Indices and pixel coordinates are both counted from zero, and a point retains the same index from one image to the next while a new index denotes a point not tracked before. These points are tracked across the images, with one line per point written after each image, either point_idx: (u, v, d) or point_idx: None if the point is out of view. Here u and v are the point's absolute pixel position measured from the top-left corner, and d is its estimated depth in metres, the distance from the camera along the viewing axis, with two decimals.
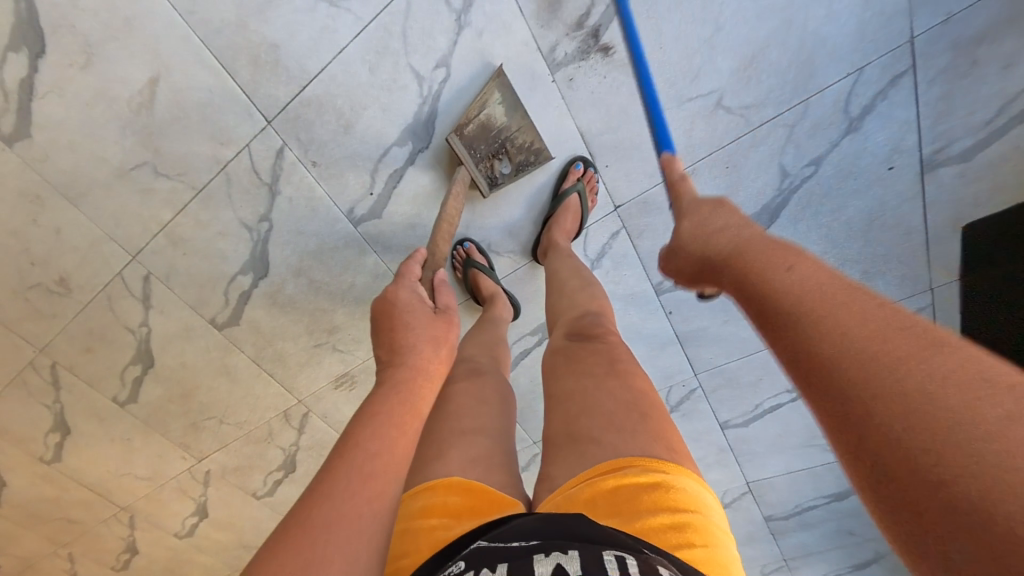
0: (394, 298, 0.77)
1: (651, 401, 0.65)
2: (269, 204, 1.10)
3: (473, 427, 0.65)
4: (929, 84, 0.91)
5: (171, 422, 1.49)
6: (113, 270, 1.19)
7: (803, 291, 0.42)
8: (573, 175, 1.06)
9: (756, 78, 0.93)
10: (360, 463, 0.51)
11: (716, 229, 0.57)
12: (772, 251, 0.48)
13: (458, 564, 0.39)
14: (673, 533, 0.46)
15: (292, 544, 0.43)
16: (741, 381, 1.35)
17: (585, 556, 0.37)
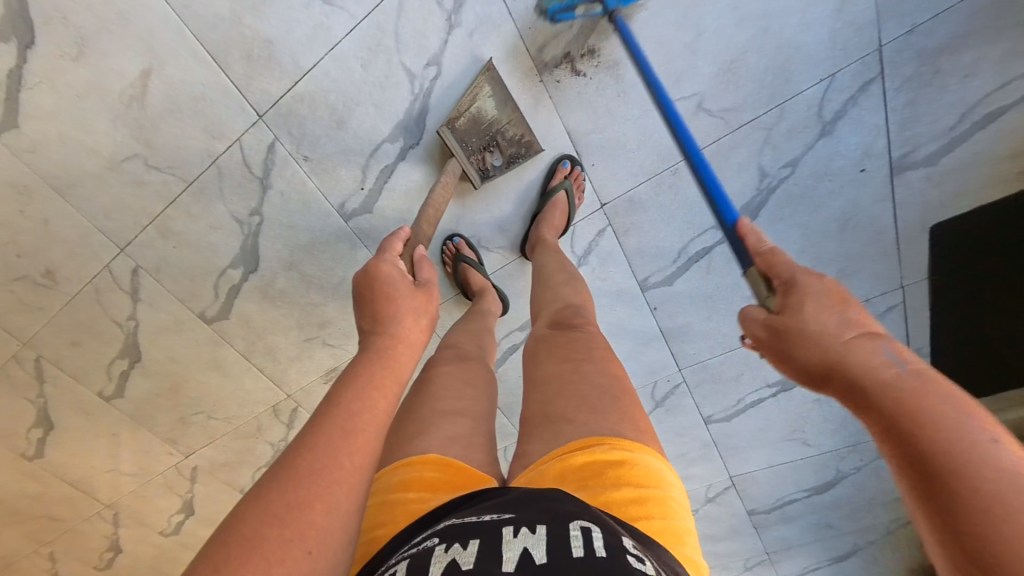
0: (376, 271, 0.74)
1: (626, 385, 0.68)
2: (261, 197, 1.11)
3: (455, 408, 0.70)
4: (897, 91, 0.95)
5: (159, 416, 1.48)
6: (102, 262, 1.19)
7: (1000, 479, 0.39)
8: (560, 173, 1.09)
9: (736, 82, 0.97)
10: (343, 420, 0.51)
11: (858, 347, 0.53)
12: (949, 406, 0.45)
13: (433, 538, 0.43)
14: (632, 506, 0.51)
15: (276, 488, 0.43)
16: (723, 376, 1.39)
17: (551, 535, 0.40)
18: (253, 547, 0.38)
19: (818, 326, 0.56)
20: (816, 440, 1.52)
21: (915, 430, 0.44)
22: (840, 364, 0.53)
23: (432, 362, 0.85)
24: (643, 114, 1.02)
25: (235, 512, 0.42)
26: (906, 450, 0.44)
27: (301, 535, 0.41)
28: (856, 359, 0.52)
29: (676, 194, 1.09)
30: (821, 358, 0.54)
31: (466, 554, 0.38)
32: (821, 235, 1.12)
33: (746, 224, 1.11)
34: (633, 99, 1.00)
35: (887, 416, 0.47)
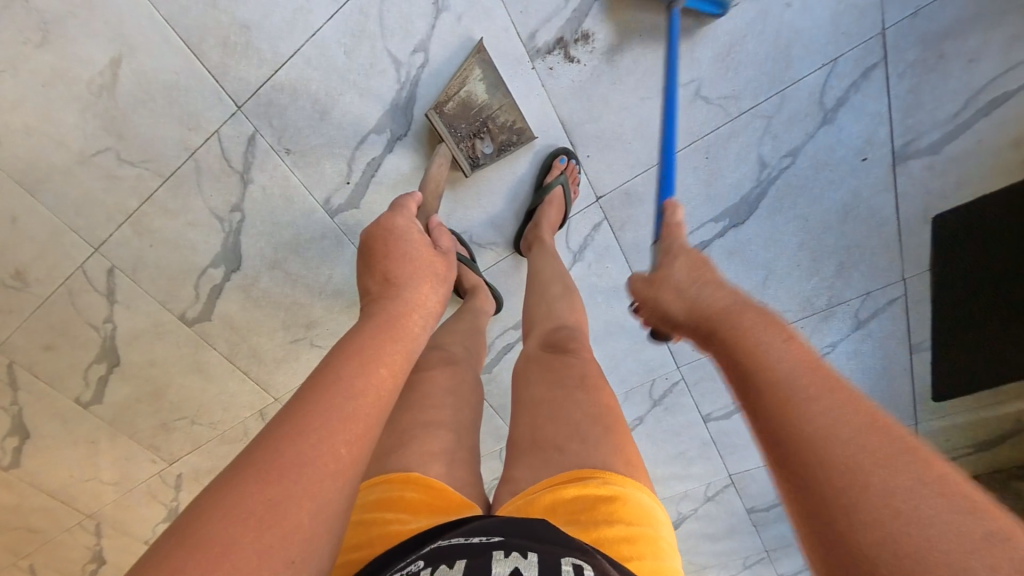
0: (390, 224, 0.72)
1: (616, 415, 0.69)
2: (241, 192, 1.06)
3: (436, 421, 0.71)
4: (900, 76, 0.93)
5: (140, 422, 1.42)
6: (75, 262, 1.13)
7: (783, 365, 0.46)
8: (556, 168, 1.05)
9: (735, 68, 0.94)
10: (340, 399, 0.46)
11: (699, 282, 0.65)
12: (754, 315, 0.55)
13: (416, 562, 0.43)
14: (624, 545, 0.51)
15: (256, 481, 0.39)
16: (722, 374, 1.36)
17: (542, 563, 0.41)
18: (220, 556, 0.34)
19: (665, 266, 0.70)
20: None
21: (733, 340, 0.52)
22: (672, 306, 0.65)
23: (418, 364, 0.83)
24: (639, 102, 0.98)
25: (206, 496, 0.38)
26: (725, 358, 0.52)
27: (282, 541, 0.37)
28: (683, 295, 0.64)
29: (675, 186, 1.05)
30: (674, 296, 0.65)
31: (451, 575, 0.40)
32: (820, 227, 1.09)
33: (745, 216, 1.08)
34: (629, 87, 0.97)
35: (703, 326, 0.59)
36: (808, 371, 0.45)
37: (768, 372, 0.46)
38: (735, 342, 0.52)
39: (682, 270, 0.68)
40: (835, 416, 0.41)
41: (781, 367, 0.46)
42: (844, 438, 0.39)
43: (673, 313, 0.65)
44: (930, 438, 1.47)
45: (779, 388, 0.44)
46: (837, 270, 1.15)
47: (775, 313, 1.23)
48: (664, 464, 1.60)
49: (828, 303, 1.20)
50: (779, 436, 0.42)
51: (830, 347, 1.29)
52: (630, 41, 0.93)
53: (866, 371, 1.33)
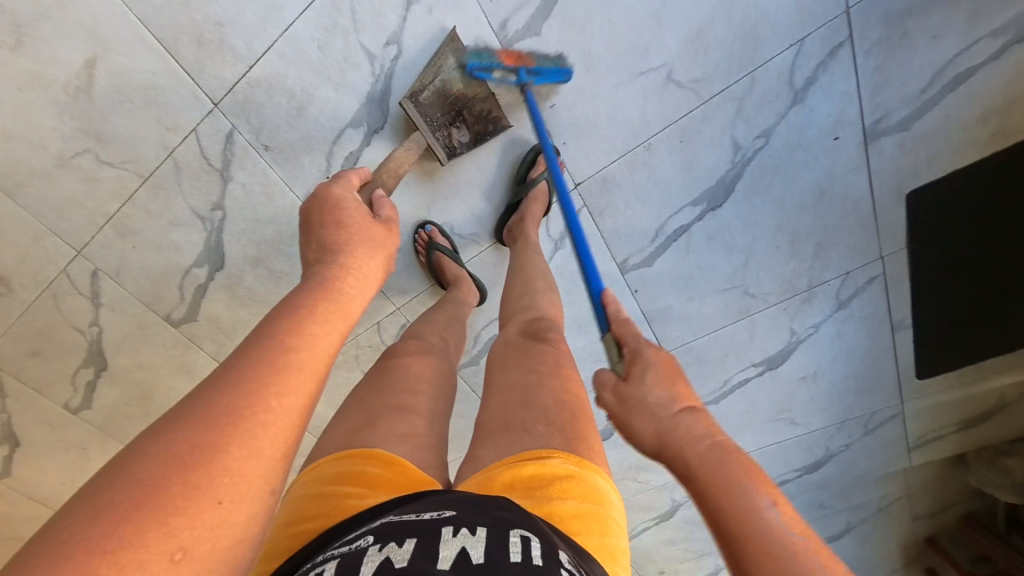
0: (326, 194, 0.73)
1: (580, 401, 0.79)
2: (222, 190, 1.07)
3: (405, 406, 0.80)
4: (867, 54, 0.94)
5: (131, 426, 1.43)
6: (58, 266, 1.14)
7: (774, 538, 0.48)
8: (540, 164, 1.10)
9: (704, 51, 0.95)
10: (270, 357, 0.49)
11: (684, 418, 0.59)
12: (745, 474, 0.53)
13: (367, 537, 0.52)
14: (574, 521, 0.62)
15: (184, 430, 0.42)
16: (708, 359, 1.38)
17: (490, 539, 0.50)
18: (146, 495, 0.37)
19: (644, 394, 0.62)
20: (804, 420, 1.52)
21: (719, 502, 0.51)
22: (661, 440, 0.59)
23: (392, 351, 0.93)
24: (612, 88, 0.99)
25: (139, 444, 0.41)
26: (709, 512, 0.52)
27: (211, 482, 0.39)
28: (671, 430, 0.58)
29: (651, 172, 1.07)
30: (657, 432, 0.59)
31: (400, 552, 0.47)
32: (796, 208, 1.11)
33: (722, 199, 1.10)
34: (601, 74, 0.98)
35: (695, 473, 0.55)
36: (799, 551, 0.47)
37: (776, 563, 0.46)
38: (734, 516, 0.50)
39: (665, 398, 0.61)
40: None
41: (773, 544, 0.48)
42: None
43: (656, 446, 0.59)
44: (917, 417, 1.49)
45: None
46: (815, 251, 1.17)
47: (757, 296, 1.25)
48: None
49: (809, 284, 1.22)
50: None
51: (813, 328, 1.30)
52: (602, 25, 0.93)
53: (850, 351, 1.35)
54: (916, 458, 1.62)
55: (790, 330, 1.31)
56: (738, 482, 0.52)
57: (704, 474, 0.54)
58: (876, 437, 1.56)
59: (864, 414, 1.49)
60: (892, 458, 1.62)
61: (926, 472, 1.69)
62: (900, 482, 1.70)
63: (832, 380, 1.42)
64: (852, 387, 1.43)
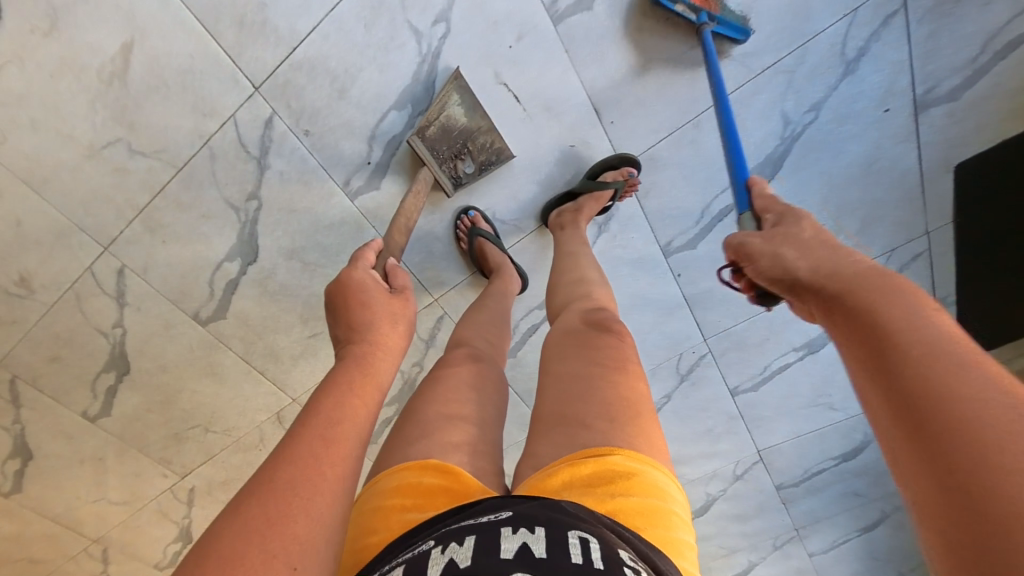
0: (348, 279, 0.72)
1: (641, 397, 0.73)
2: (258, 178, 1.04)
3: (460, 415, 0.74)
4: (919, 23, 0.99)
5: (151, 435, 1.36)
6: (83, 264, 1.09)
7: (926, 327, 0.43)
8: (620, 172, 1.08)
9: (754, 24, 1.00)
10: (319, 429, 0.51)
11: (833, 249, 0.60)
12: (906, 289, 0.48)
13: (427, 542, 0.48)
14: (639, 517, 0.56)
15: (256, 503, 0.43)
16: (749, 344, 1.35)
17: (549, 537, 0.45)
18: (233, 565, 0.38)
19: (791, 234, 0.65)
20: (843, 404, 1.49)
21: (870, 302, 0.48)
22: (815, 262, 0.59)
23: (443, 362, 0.88)
24: (663, 64, 1.03)
25: (215, 526, 0.42)
26: (849, 317, 0.49)
27: (284, 547, 0.41)
28: (826, 254, 0.59)
29: (699, 149, 1.09)
30: (805, 260, 0.60)
31: (462, 551, 0.44)
32: (840, 181, 1.13)
33: (768, 176, 1.12)
34: (652, 49, 1.02)
35: (841, 277, 0.53)
36: (954, 341, 0.42)
37: (913, 336, 0.43)
38: (873, 305, 0.47)
39: (815, 238, 0.63)
40: (975, 378, 0.38)
41: (904, 323, 0.45)
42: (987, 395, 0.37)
43: (810, 267, 0.59)
44: None
45: (918, 351, 0.42)
46: (858, 227, 1.18)
47: None
48: (691, 442, 1.57)
49: None
50: (912, 390, 0.40)
51: None
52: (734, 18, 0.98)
53: None
54: None
55: None
56: (885, 284, 0.49)
57: (851, 277, 0.52)
58: None
59: None
60: None
61: None
62: None
63: None
64: None
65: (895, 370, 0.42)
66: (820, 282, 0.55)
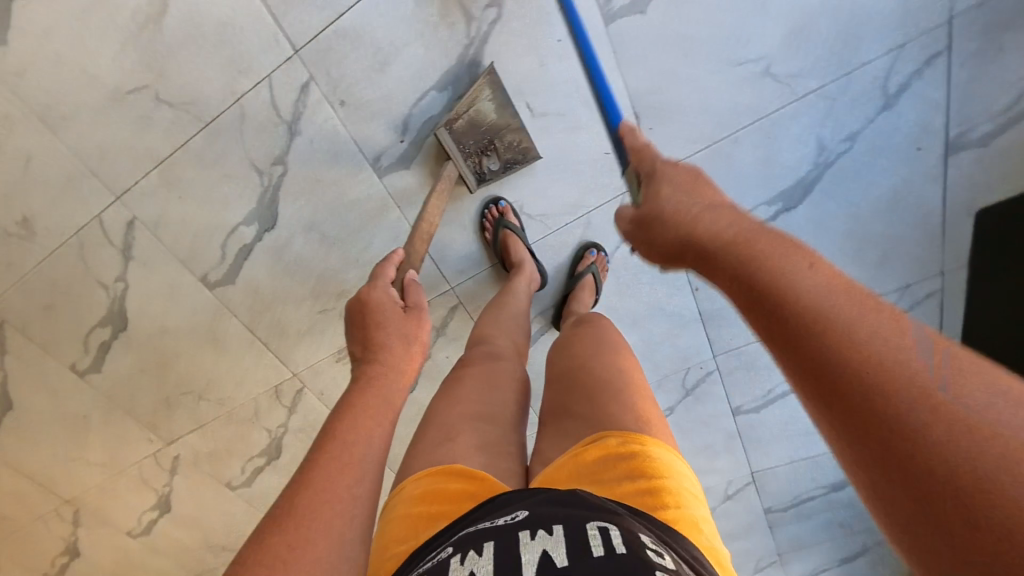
0: (366, 299, 0.72)
1: (634, 379, 0.71)
2: (287, 144, 1.01)
3: (482, 415, 0.71)
4: (960, 66, 1.00)
5: (140, 397, 1.31)
6: (92, 211, 1.04)
7: (817, 293, 0.40)
8: (587, 259, 1.19)
9: (803, 47, 1.00)
10: (336, 455, 0.53)
11: (705, 204, 0.53)
12: (792, 253, 0.44)
13: (447, 550, 0.46)
14: (648, 496, 0.54)
15: (280, 530, 0.46)
16: (757, 364, 1.36)
17: (567, 536, 0.42)
18: None
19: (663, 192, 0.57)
20: None
21: (773, 286, 0.42)
22: (697, 226, 0.51)
23: (464, 360, 0.86)
24: (707, 75, 1.02)
25: (245, 550, 0.45)
26: (739, 276, 0.45)
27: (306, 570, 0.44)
28: (707, 209, 0.52)
29: (730, 164, 1.10)
30: (681, 232, 0.53)
31: (483, 564, 0.40)
32: (867, 214, 1.14)
33: (798, 200, 1.13)
34: (699, 59, 1.01)
35: (731, 247, 0.47)
36: (858, 308, 0.39)
37: (832, 324, 0.38)
38: (783, 293, 0.41)
39: (688, 194, 0.55)
40: (890, 365, 0.35)
41: (808, 303, 0.40)
42: (912, 382, 0.34)
43: (694, 234, 0.51)
44: None
45: (821, 318, 0.39)
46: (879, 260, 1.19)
47: None
48: (688, 457, 1.57)
49: None
50: (862, 412, 0.35)
51: None
52: None
53: None
54: None
55: None
56: (776, 252, 0.44)
57: (744, 248, 0.46)
58: None
59: None
60: None
61: None
62: None
63: None
64: None
65: (808, 349, 0.38)
66: (711, 250, 0.48)
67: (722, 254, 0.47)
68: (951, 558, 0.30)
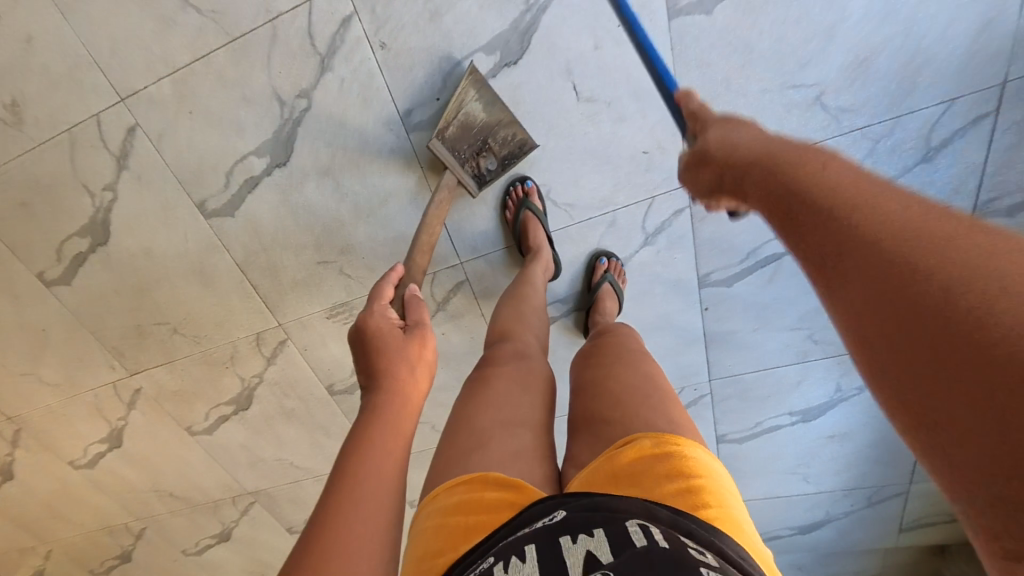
0: (363, 326, 0.69)
1: (661, 384, 0.70)
2: (316, 78, 0.95)
3: (514, 419, 0.67)
4: (1005, 132, 0.96)
5: (110, 319, 1.23)
6: (89, 109, 0.96)
7: (834, 184, 0.43)
8: (599, 268, 1.17)
9: (862, 81, 0.94)
10: (346, 495, 0.50)
11: (752, 138, 0.58)
12: (823, 161, 0.46)
13: (489, 559, 0.44)
14: (688, 496, 0.52)
15: None
16: (752, 395, 1.34)
17: (608, 534, 0.43)
18: None
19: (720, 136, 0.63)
20: (817, 479, 1.51)
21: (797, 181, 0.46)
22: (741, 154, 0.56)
23: (491, 359, 0.83)
24: (761, 92, 0.97)
25: None
26: (773, 190, 0.49)
27: None
28: (756, 141, 0.57)
29: None
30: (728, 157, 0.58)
31: (527, 567, 0.41)
32: None
33: None
34: (756, 75, 0.95)
35: (764, 164, 0.52)
36: (875, 195, 0.40)
37: (843, 203, 0.41)
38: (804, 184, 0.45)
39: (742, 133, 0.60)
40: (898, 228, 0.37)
41: (822, 188, 0.43)
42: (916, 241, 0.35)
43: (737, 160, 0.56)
44: (919, 498, 1.51)
45: (838, 201, 0.41)
46: None
47: (820, 344, 1.24)
48: None
49: None
50: (856, 262, 0.37)
51: (859, 390, 1.30)
52: None
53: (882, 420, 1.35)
54: (902, 539, 1.65)
55: (837, 386, 1.30)
56: (808, 159, 0.48)
57: (777, 163, 0.50)
58: (875, 510, 1.57)
59: (874, 486, 1.50)
60: (882, 533, 1.63)
61: (905, 554, 1.71)
62: (878, 557, 1.73)
63: (858, 445, 1.42)
64: (874, 457, 1.44)
65: (825, 242, 0.40)
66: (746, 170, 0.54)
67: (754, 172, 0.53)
68: (940, 406, 0.30)
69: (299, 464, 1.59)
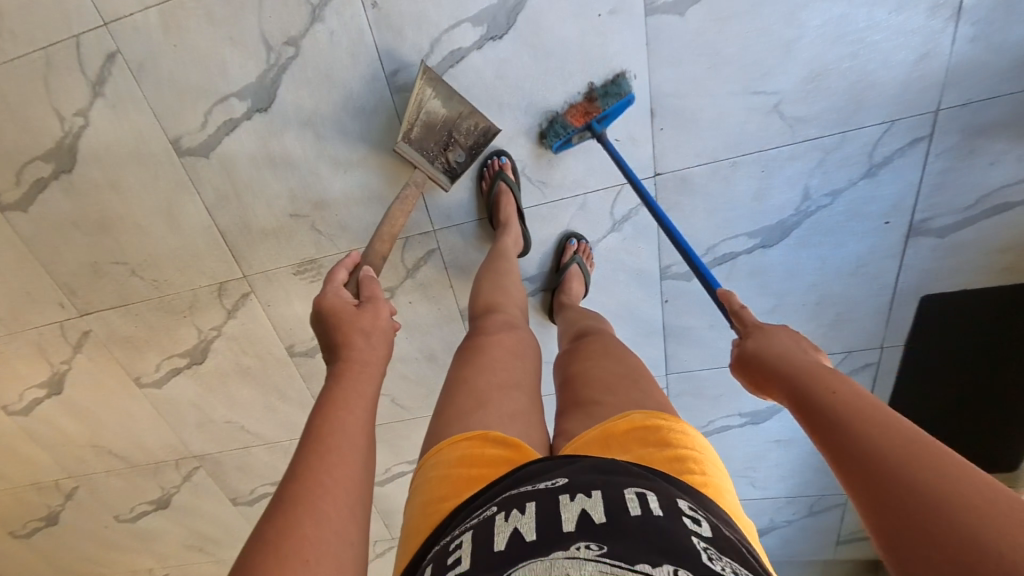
0: (318, 308, 0.71)
1: (645, 372, 0.73)
2: (307, 28, 0.97)
3: (510, 382, 0.69)
4: (936, 157, 1.05)
5: (65, 253, 1.19)
6: (71, 31, 0.96)
7: (842, 402, 0.50)
8: (569, 249, 1.21)
9: (815, 95, 1.02)
10: (309, 446, 0.52)
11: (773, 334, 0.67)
12: (834, 379, 0.54)
13: (491, 507, 0.46)
14: (678, 463, 0.55)
15: (266, 523, 0.44)
16: (705, 393, 1.40)
17: (606, 499, 0.43)
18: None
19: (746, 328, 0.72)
20: (763, 484, 1.57)
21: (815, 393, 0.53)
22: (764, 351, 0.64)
23: (480, 329, 0.84)
24: (726, 95, 1.04)
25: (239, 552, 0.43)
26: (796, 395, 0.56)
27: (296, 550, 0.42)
28: (776, 341, 0.65)
29: (726, 188, 1.13)
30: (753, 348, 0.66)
31: (526, 522, 0.42)
32: (832, 271, 1.21)
33: (776, 240, 1.18)
34: (723, 78, 1.03)
35: (785, 366, 0.60)
36: (878, 419, 0.47)
37: (854, 422, 0.48)
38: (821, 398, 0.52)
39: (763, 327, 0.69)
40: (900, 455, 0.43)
41: (834, 406, 0.50)
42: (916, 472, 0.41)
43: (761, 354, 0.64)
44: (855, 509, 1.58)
45: (850, 420, 0.48)
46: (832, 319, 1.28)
47: None
48: None
49: None
50: (873, 480, 0.43)
51: None
52: None
53: None
54: (838, 551, 1.71)
55: None
56: (822, 372, 0.56)
57: (797, 371, 0.58)
58: (815, 520, 1.64)
59: (815, 495, 1.57)
60: (821, 544, 1.70)
61: (841, 567, 1.78)
62: (816, 569, 1.79)
63: (801, 452, 1.49)
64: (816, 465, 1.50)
65: (844, 457, 0.47)
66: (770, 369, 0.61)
67: (778, 371, 0.60)
68: None
69: (252, 429, 1.55)
